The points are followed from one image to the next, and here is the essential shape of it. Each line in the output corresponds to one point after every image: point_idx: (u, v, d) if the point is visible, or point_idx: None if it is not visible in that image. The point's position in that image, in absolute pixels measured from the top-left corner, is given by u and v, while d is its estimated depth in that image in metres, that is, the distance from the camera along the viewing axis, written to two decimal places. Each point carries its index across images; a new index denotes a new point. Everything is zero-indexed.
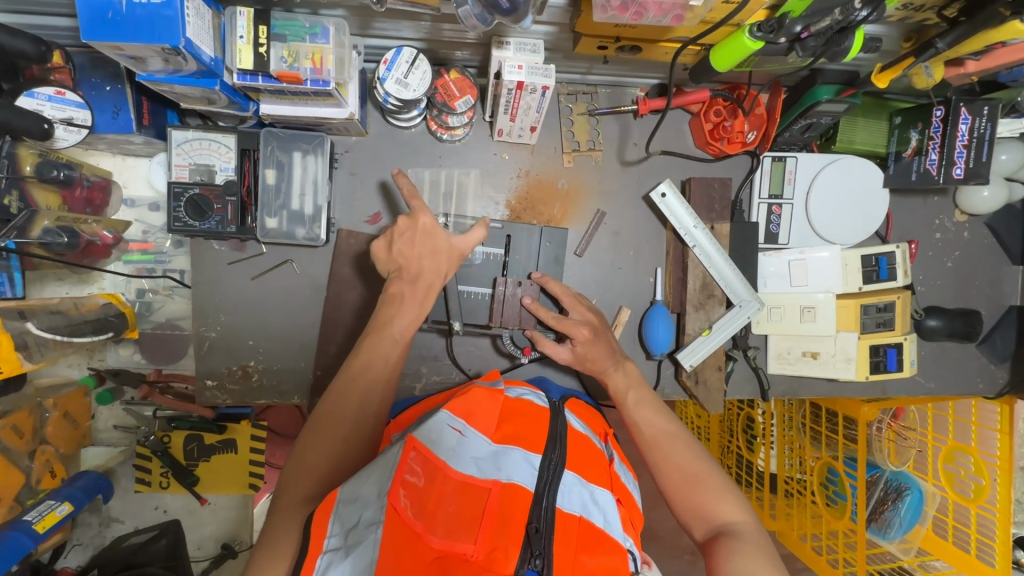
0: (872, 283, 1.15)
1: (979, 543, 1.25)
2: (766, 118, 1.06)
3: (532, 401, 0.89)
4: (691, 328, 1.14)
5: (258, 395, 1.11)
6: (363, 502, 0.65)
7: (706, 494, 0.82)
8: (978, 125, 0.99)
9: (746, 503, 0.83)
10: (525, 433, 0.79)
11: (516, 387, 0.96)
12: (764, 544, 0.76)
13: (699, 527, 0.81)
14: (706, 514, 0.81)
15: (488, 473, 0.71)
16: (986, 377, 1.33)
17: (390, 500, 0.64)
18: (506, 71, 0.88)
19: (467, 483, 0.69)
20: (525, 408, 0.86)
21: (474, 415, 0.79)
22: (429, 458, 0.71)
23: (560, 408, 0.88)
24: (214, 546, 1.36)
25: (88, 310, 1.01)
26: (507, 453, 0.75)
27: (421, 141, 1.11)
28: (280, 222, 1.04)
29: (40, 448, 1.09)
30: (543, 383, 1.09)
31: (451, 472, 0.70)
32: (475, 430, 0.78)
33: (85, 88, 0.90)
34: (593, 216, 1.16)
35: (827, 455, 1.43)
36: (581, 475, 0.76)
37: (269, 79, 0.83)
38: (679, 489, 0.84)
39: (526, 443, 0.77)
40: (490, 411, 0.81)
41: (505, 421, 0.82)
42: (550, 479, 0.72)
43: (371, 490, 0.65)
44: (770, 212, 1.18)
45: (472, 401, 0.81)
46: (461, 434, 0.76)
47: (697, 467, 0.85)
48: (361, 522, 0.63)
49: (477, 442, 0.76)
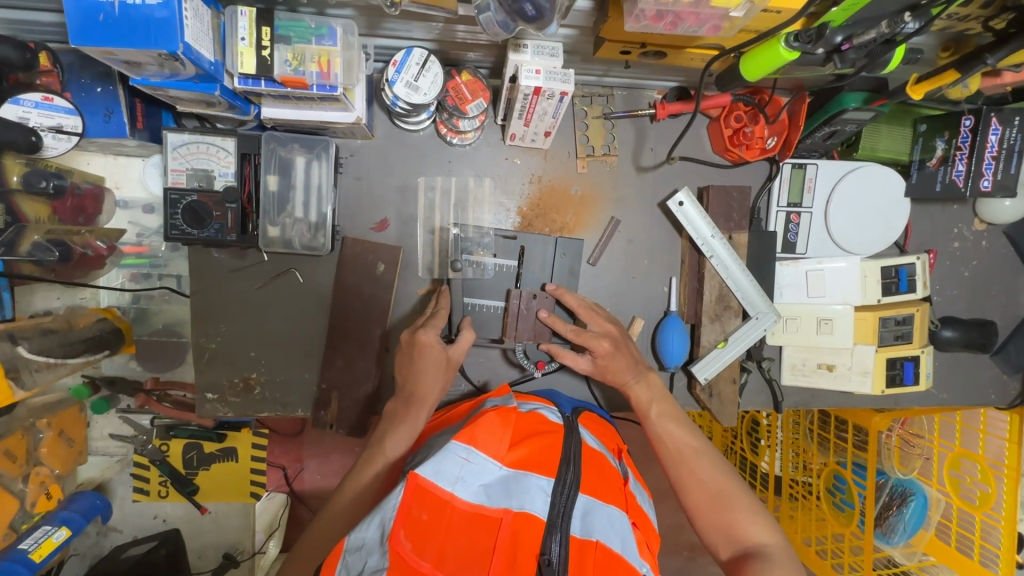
0: (891, 295, 1.13)
1: (982, 548, 1.25)
2: (789, 124, 1.02)
3: (546, 418, 0.86)
4: (707, 340, 1.11)
5: (259, 407, 1.07)
6: (368, 549, 0.62)
7: (734, 514, 0.80)
8: (1008, 136, 0.97)
9: (774, 522, 0.82)
10: (539, 457, 0.75)
11: (528, 403, 0.92)
12: (794, 570, 0.75)
13: (725, 548, 0.80)
14: (734, 535, 0.79)
15: (498, 501, 0.68)
16: (998, 387, 1.32)
17: (393, 544, 0.61)
18: (522, 76, 0.83)
19: (477, 513, 0.66)
20: (538, 427, 0.82)
21: (484, 437, 0.73)
22: (435, 490, 0.66)
23: (574, 425, 0.84)
24: (216, 554, 1.34)
25: (84, 326, 0.99)
26: (519, 478, 0.71)
27: (429, 144, 1.06)
28: (282, 230, 0.99)
29: (34, 471, 1.02)
30: (553, 396, 1.05)
31: (459, 503, 0.66)
32: (484, 454, 0.72)
33: (74, 90, 0.84)
34: (608, 223, 1.12)
35: (834, 461, 1.41)
36: (596, 498, 0.73)
37: (271, 83, 0.78)
38: (704, 507, 0.82)
39: (539, 468, 0.73)
40: (501, 433, 0.75)
41: (518, 441, 0.77)
42: (564, 505, 0.69)
43: (374, 535, 0.63)
44: (788, 221, 1.14)
45: (481, 423, 0.75)
46: (469, 461, 0.70)
47: (724, 485, 0.83)
48: (365, 570, 0.60)
49: (486, 467, 0.71)
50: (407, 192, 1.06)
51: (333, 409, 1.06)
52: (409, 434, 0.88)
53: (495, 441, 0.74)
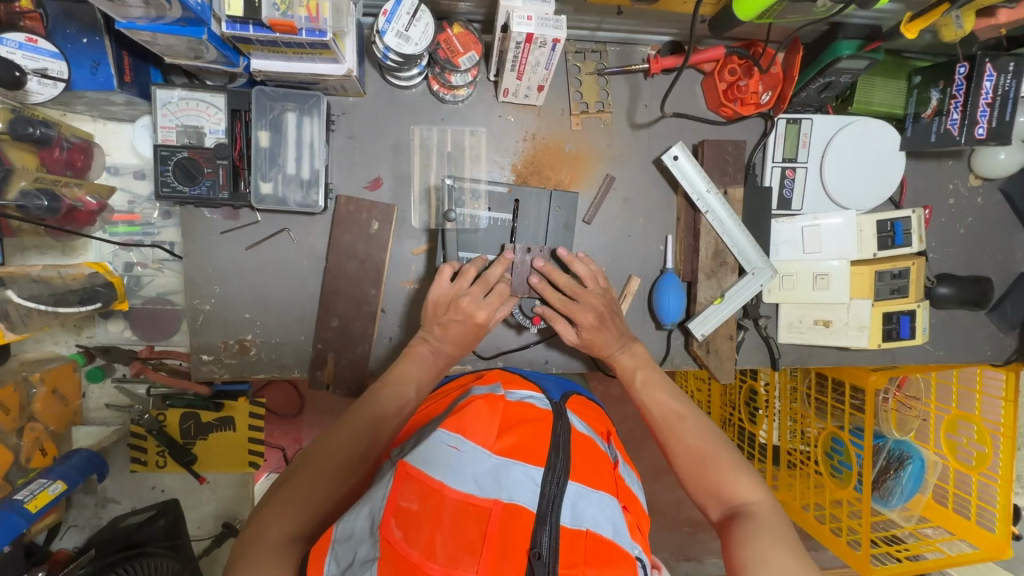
0: (886, 249, 1.13)
1: (979, 508, 1.28)
2: (783, 78, 1.01)
3: (534, 404, 0.81)
4: (703, 296, 1.11)
5: (255, 369, 1.07)
6: (358, 538, 0.59)
7: (718, 474, 0.80)
8: (1003, 82, 0.96)
9: (762, 481, 0.81)
10: (528, 444, 0.71)
11: (516, 390, 0.87)
12: (780, 524, 0.74)
13: (714, 507, 0.79)
14: (721, 495, 0.79)
15: (488, 491, 0.64)
16: (995, 345, 1.31)
17: (383, 532, 0.59)
18: (515, 22, 0.82)
19: (466, 502, 0.63)
20: (528, 414, 0.77)
21: (473, 426, 0.71)
22: (425, 479, 0.64)
23: (563, 411, 0.80)
24: (215, 525, 1.34)
25: (75, 279, 0.96)
26: (508, 468, 0.67)
27: (422, 102, 1.05)
28: (275, 187, 0.98)
29: (28, 426, 1.04)
30: (542, 382, 0.98)
31: (449, 492, 0.63)
32: (473, 443, 0.69)
33: (59, 40, 0.83)
34: (603, 181, 1.11)
35: (832, 425, 1.39)
36: (586, 485, 0.69)
37: (260, 28, 0.77)
38: (690, 470, 0.83)
39: (528, 456, 0.69)
40: (489, 420, 0.72)
41: (507, 429, 0.73)
42: (553, 494, 0.65)
43: (363, 525, 0.60)
44: (784, 176, 1.14)
45: (468, 408, 0.72)
46: (457, 449, 0.68)
47: (710, 448, 0.83)
48: (356, 560, 0.57)
49: (475, 455, 0.68)
50: (400, 150, 1.05)
51: (329, 369, 1.06)
52: (417, 372, 0.88)
53: (483, 429, 0.70)
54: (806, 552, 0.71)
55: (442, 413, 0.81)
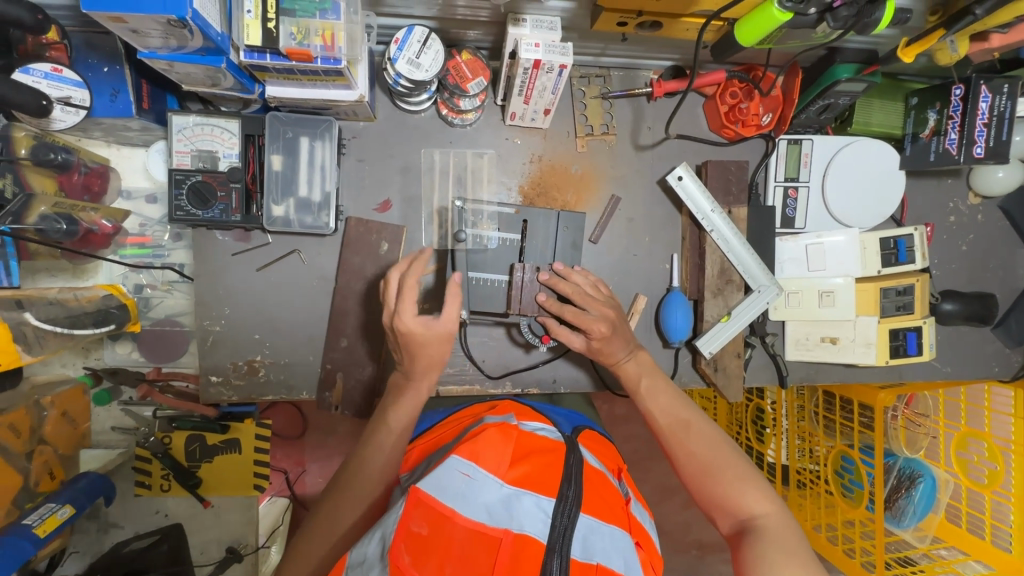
0: (891, 266, 1.13)
1: (994, 528, 1.25)
2: (783, 100, 1.04)
3: (544, 436, 0.81)
4: (710, 314, 1.11)
5: (263, 390, 1.07)
6: (368, 564, 0.59)
7: (725, 486, 0.79)
8: (998, 103, 0.98)
9: (772, 491, 0.80)
10: (541, 474, 0.71)
11: (528, 421, 0.87)
12: (791, 538, 0.73)
13: (724, 521, 0.79)
14: (730, 508, 0.78)
15: (499, 520, 0.63)
16: (1002, 361, 1.31)
17: (393, 557, 0.57)
18: (522, 49, 0.85)
19: (478, 531, 0.62)
20: (539, 445, 0.77)
21: (485, 455, 0.70)
22: (435, 505, 0.63)
23: (576, 444, 0.80)
24: (218, 550, 1.32)
25: (89, 301, 0.97)
26: (518, 498, 0.66)
27: (430, 126, 1.08)
28: (286, 210, 1.00)
29: (38, 449, 1.04)
30: (552, 415, 0.98)
31: (460, 519, 0.62)
32: (485, 471, 0.68)
33: (81, 69, 0.86)
34: (609, 202, 1.13)
35: (842, 443, 1.37)
36: (597, 518, 0.68)
37: (277, 56, 0.79)
38: (696, 481, 0.82)
39: (539, 487, 0.69)
40: (502, 450, 0.71)
41: (519, 458, 0.73)
42: (564, 526, 0.64)
43: (375, 550, 0.59)
44: (786, 196, 1.16)
45: (480, 437, 0.71)
46: (469, 477, 0.67)
47: (717, 458, 0.82)
48: None
49: (487, 484, 0.67)
50: (409, 173, 1.08)
51: (338, 391, 1.06)
52: (414, 406, 0.87)
53: (496, 458, 0.70)
54: (817, 564, 0.70)
55: (453, 440, 0.81)
